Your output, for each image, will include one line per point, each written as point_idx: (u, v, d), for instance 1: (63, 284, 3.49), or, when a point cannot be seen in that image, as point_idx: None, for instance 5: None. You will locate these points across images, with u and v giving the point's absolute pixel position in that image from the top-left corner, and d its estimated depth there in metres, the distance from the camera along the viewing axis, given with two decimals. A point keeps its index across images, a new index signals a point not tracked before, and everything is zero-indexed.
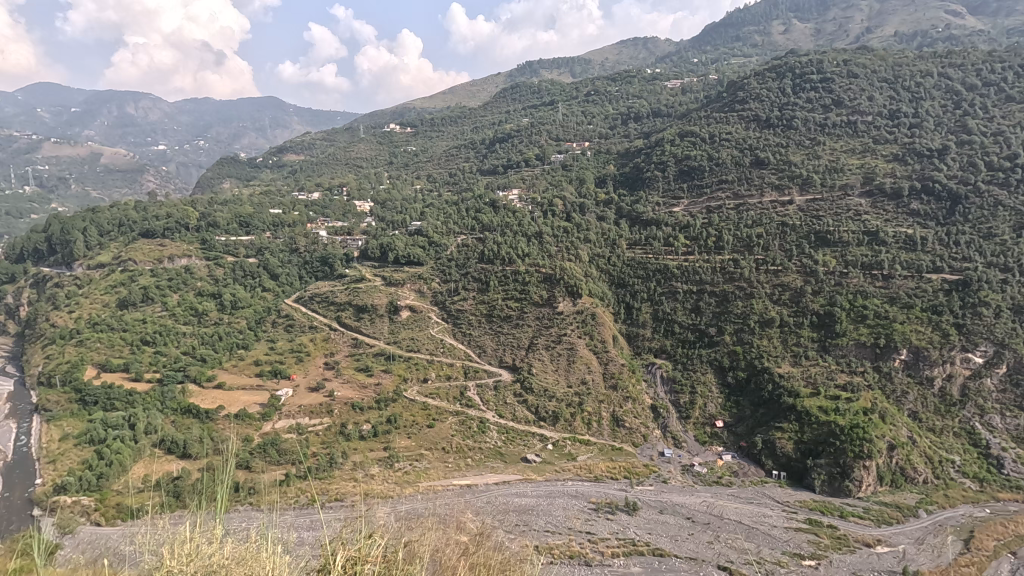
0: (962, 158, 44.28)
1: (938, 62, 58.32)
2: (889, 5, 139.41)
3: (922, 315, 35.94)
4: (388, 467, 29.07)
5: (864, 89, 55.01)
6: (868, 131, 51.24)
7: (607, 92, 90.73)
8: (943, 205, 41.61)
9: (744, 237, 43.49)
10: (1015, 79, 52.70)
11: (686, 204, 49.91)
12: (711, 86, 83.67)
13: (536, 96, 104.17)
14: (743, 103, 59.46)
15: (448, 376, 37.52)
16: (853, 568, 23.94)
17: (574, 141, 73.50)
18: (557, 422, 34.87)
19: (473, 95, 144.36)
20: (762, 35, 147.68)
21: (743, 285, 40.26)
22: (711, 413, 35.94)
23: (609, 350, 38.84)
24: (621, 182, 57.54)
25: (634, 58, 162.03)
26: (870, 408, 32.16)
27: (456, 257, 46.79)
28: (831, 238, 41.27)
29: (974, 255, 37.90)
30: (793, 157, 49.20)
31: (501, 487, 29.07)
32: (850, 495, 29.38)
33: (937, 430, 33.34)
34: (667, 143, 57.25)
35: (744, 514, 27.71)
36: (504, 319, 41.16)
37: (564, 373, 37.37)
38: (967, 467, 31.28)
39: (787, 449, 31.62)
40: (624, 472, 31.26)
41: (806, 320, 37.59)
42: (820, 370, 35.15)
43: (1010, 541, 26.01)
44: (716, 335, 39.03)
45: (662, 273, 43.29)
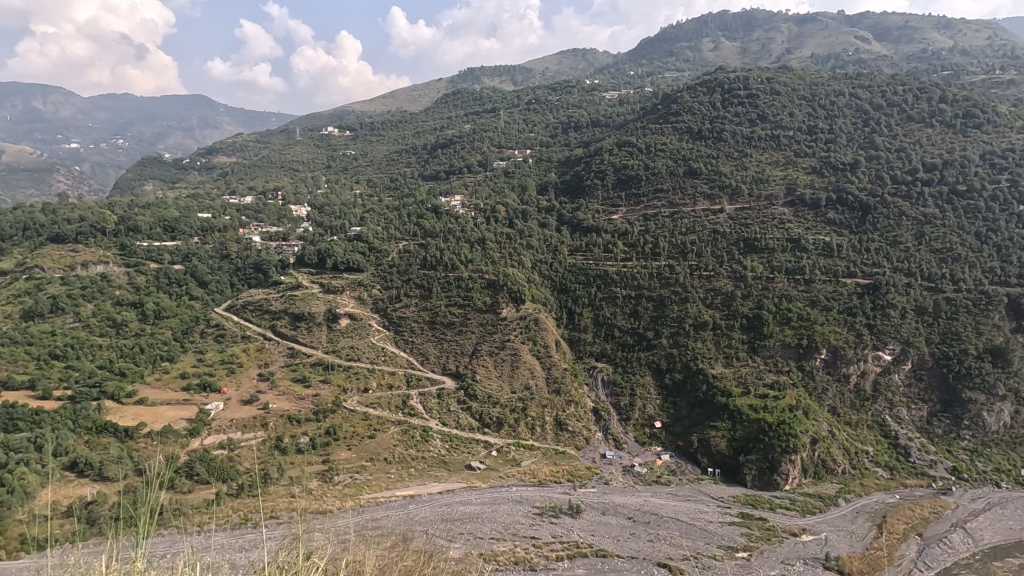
0: (871, 172, 48.20)
1: (850, 82, 63.18)
2: (805, 30, 150.10)
3: (839, 316, 38.68)
4: (327, 481, 28.03)
5: (786, 105, 58.66)
6: (789, 145, 54.66)
7: (548, 101, 92.21)
8: (856, 215, 44.98)
9: (678, 244, 45.24)
10: (914, 101, 58.02)
11: (625, 212, 51.38)
12: (646, 98, 86.86)
13: (479, 102, 104.43)
14: (677, 115, 61.94)
15: (390, 385, 36.77)
16: (781, 557, 25.30)
17: (516, 149, 74.13)
18: (501, 428, 34.86)
19: (415, 99, 143.05)
20: (693, 51, 154.75)
21: (678, 290, 41.93)
22: (650, 415, 37.09)
23: (551, 355, 39.27)
24: (562, 189, 58.46)
25: (574, 69, 165.70)
26: (795, 405, 34.23)
27: (397, 263, 45.98)
28: (758, 244, 43.70)
29: (883, 260, 41.14)
30: (723, 167, 51.68)
31: (445, 497, 28.72)
32: (778, 488, 31.07)
33: (853, 423, 35.83)
34: (606, 152, 58.75)
35: (682, 512, 28.70)
36: (446, 326, 40.76)
37: (508, 379, 37.46)
38: (880, 457, 33.83)
39: (721, 446, 33.08)
40: (567, 476, 31.65)
41: (736, 323, 39.63)
42: (750, 370, 37.07)
43: (917, 523, 28.29)
44: (654, 338, 40.41)
45: (602, 278, 44.34)
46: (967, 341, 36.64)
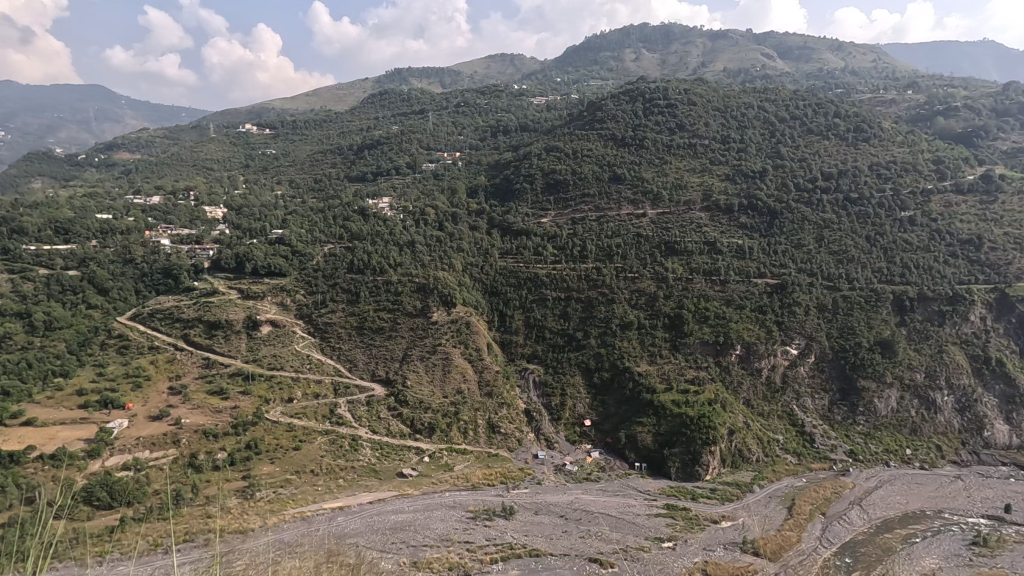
0: (777, 180, 52.02)
1: (758, 96, 67.84)
2: (718, 45, 159.74)
3: (751, 314, 41.44)
4: (247, 498, 26.48)
5: (701, 116, 62.09)
6: (705, 153, 57.83)
7: (477, 104, 92.30)
8: (765, 220, 48.32)
9: (605, 247, 46.70)
10: (812, 115, 63.24)
11: (553, 215, 52.36)
12: (572, 105, 89.09)
13: (406, 103, 102.86)
14: (602, 122, 63.90)
15: (316, 394, 35.29)
16: (703, 544, 26.63)
17: (445, 151, 73.61)
18: (433, 433, 34.38)
19: (339, 98, 138.60)
20: (617, 61, 160.26)
21: (605, 292, 43.29)
22: (580, 414, 37.97)
23: (483, 358, 39.32)
24: (492, 193, 58.64)
25: (502, 73, 166.89)
26: (714, 399, 36.21)
27: (323, 267, 44.34)
28: (678, 247, 45.98)
29: (788, 262, 44.52)
30: (645, 174, 53.91)
31: (376, 507, 27.93)
32: (699, 479, 32.71)
33: (765, 414, 38.36)
34: (534, 157, 59.55)
35: (611, 507, 29.55)
36: (375, 331, 39.72)
37: (439, 384, 37.05)
38: (789, 444, 36.47)
39: (647, 441, 34.39)
40: (500, 478, 31.72)
41: (659, 322, 41.49)
42: (672, 368, 38.89)
43: (822, 503, 30.67)
44: (583, 339, 41.42)
45: (533, 281, 44.96)
46: (860, 334, 40.30)
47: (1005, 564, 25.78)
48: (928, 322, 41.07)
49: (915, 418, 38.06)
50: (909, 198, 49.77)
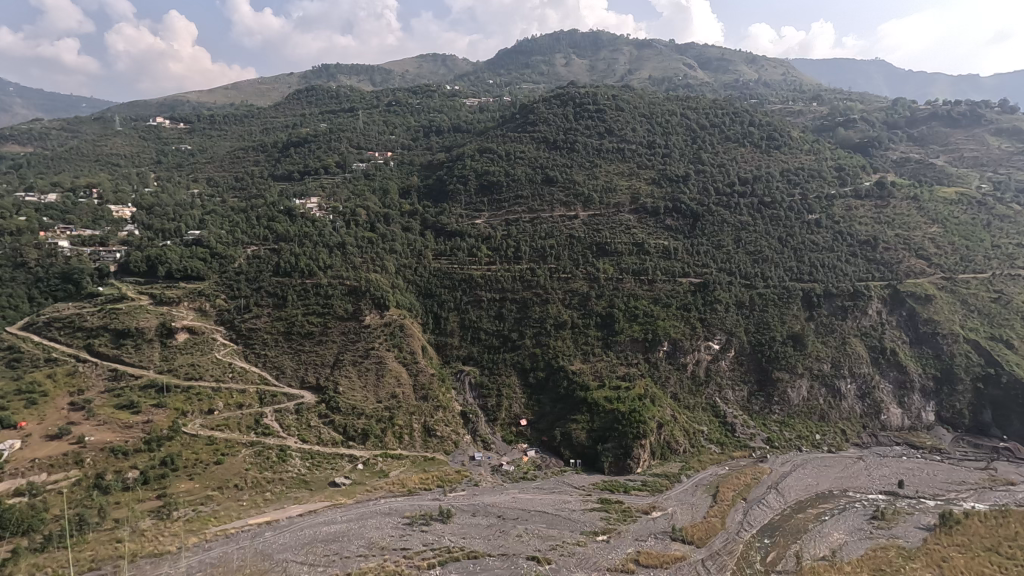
0: (699, 184, 54.82)
1: (681, 104, 71.13)
2: (643, 54, 166.17)
3: (677, 312, 43.37)
4: (162, 518, 24.66)
5: (629, 121, 64.35)
6: (633, 157, 59.92)
7: (408, 104, 90.86)
8: (688, 222, 50.74)
9: (538, 248, 47.33)
10: (730, 124, 67.11)
11: (487, 217, 52.42)
12: (505, 107, 89.70)
13: (335, 100, 99.71)
14: (534, 125, 64.65)
15: (239, 404, 33.42)
16: (635, 535, 27.56)
17: (376, 151, 71.89)
18: (367, 440, 33.48)
19: (262, 93, 132.10)
20: (548, 65, 162.72)
21: (539, 292, 43.95)
22: (516, 413, 38.27)
23: (418, 361, 38.74)
24: (425, 193, 57.85)
25: (434, 74, 165.34)
26: (643, 394, 37.59)
27: (246, 270, 42.12)
28: (608, 248, 47.39)
29: (710, 263, 46.98)
30: (576, 176, 55.13)
31: (306, 519, 26.81)
32: (631, 471, 33.84)
33: (691, 406, 40.23)
34: (468, 158, 59.28)
35: (548, 504, 29.97)
36: (304, 336, 38.13)
37: (373, 389, 36.13)
38: (712, 434, 38.50)
39: (581, 438, 35.19)
40: (437, 482, 31.34)
41: (591, 321, 42.58)
42: (604, 365, 40.03)
43: (743, 489, 32.57)
44: (518, 340, 41.79)
45: (467, 283, 44.83)
46: (774, 329, 43.17)
47: (901, 533, 28.40)
48: (832, 316, 44.50)
49: (823, 405, 41.19)
50: (815, 202, 53.90)
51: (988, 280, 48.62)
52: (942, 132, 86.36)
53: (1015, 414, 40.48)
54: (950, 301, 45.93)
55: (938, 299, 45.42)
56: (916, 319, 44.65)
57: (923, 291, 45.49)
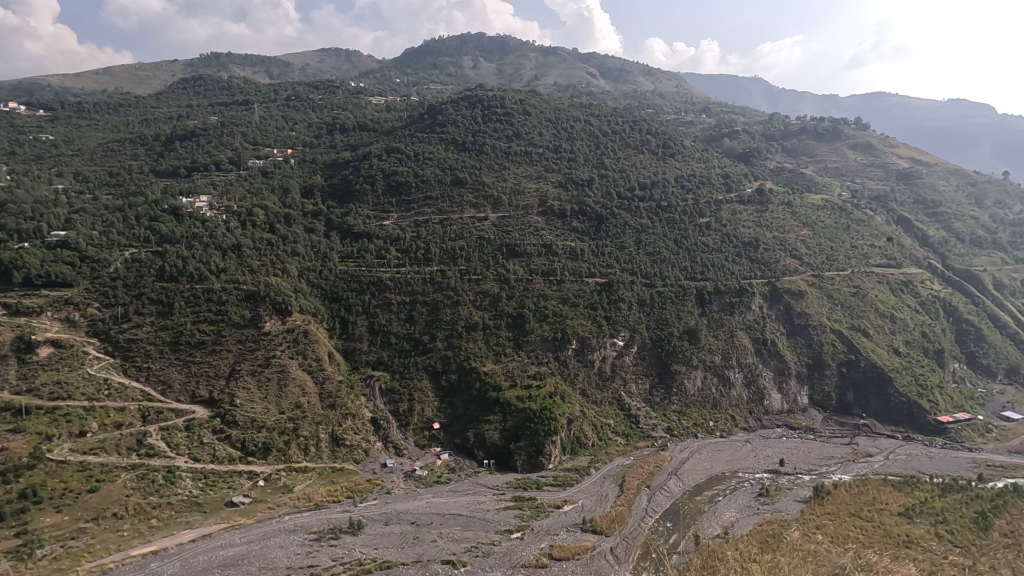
0: (602, 189, 57.37)
1: (584, 110, 73.85)
2: (549, 61, 170.85)
3: (584, 311, 45.03)
4: (23, 559, 21.69)
5: (536, 126, 65.77)
6: (540, 161, 61.36)
7: (309, 99, 86.58)
8: (593, 224, 52.81)
9: (449, 249, 47.04)
10: (630, 132, 70.74)
11: (396, 218, 51.27)
12: (412, 107, 88.30)
13: (226, 92, 92.79)
14: (442, 126, 63.82)
15: (117, 424, 30.09)
16: (548, 529, 28.19)
17: (274, 148, 67.74)
18: (268, 454, 31.47)
19: (139, 81, 119.80)
20: (456, 67, 162.11)
21: (450, 294, 43.76)
22: (429, 417, 37.75)
23: (324, 368, 37.01)
24: (328, 193, 55.36)
25: (337, 69, 159.00)
26: (554, 392, 38.63)
27: (124, 275, 38.02)
28: (518, 250, 48.17)
29: (614, 263, 49.24)
30: (486, 178, 55.43)
31: (198, 545, 24.71)
32: (544, 467, 34.59)
33: (598, 401, 41.88)
34: (374, 157, 57.44)
35: (462, 506, 29.86)
36: (195, 346, 35.08)
37: (275, 400, 34.01)
38: (618, 427, 40.36)
39: (494, 438, 35.46)
40: (346, 493, 30.14)
41: (502, 322, 43.07)
42: (516, 365, 40.65)
43: (647, 478, 34.39)
44: (429, 342, 41.31)
45: (376, 286, 43.63)
46: (672, 325, 46.09)
47: (782, 507, 31.37)
48: (722, 312, 48.25)
49: (715, 394, 44.55)
50: (706, 207, 58.22)
51: (848, 277, 55.07)
52: (810, 145, 96.70)
53: (871, 394, 46.19)
54: (819, 295, 51.47)
55: (809, 295, 50.79)
56: (792, 312, 49.55)
57: (796, 288, 50.62)
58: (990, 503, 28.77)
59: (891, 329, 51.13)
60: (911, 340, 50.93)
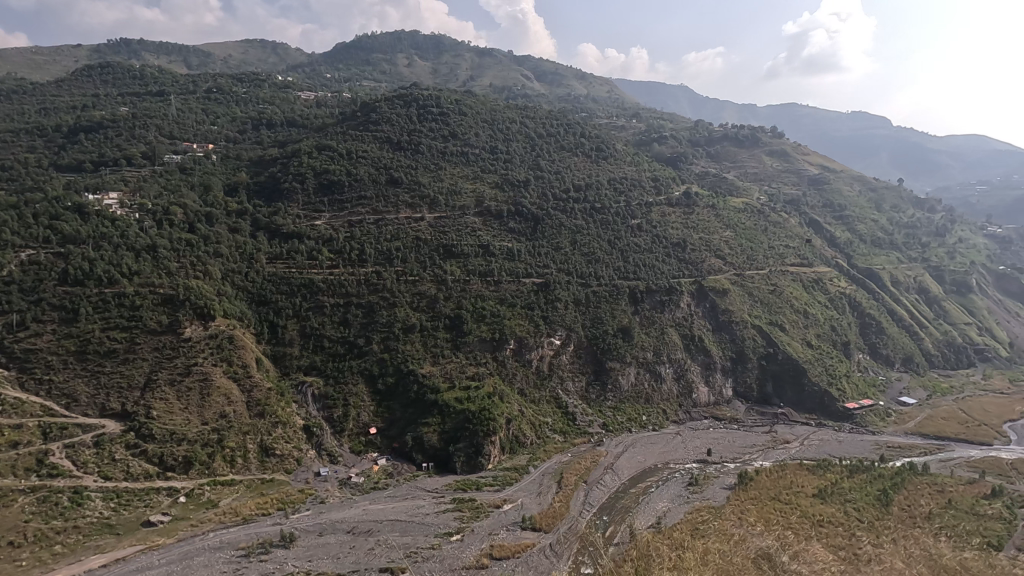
0: (538, 190, 58.16)
1: (520, 112, 74.51)
2: (484, 62, 171.27)
3: (521, 312, 45.50)
4: None
5: (472, 127, 65.65)
6: (477, 161, 61.36)
7: (232, 92, 82.08)
8: (529, 225, 53.37)
9: (384, 250, 46.07)
10: (564, 135, 72.11)
11: (328, 217, 49.58)
12: (344, 104, 85.80)
13: (138, 81, 86.22)
14: (376, 124, 62.20)
15: (14, 443, 27.32)
16: (488, 529, 28.21)
17: (194, 143, 63.71)
18: (190, 468, 29.60)
19: (34, 66, 108.88)
20: (389, 64, 158.93)
21: (386, 296, 42.89)
22: (365, 422, 36.83)
23: (252, 374, 35.19)
24: (255, 191, 52.65)
25: (262, 62, 151.74)
26: (493, 392, 38.74)
27: (19, 279, 34.41)
28: (455, 250, 47.92)
29: (550, 264, 50.12)
30: (421, 178, 54.70)
31: (111, 571, 22.89)
32: (483, 468, 34.60)
33: (536, 400, 42.45)
34: (304, 154, 55.22)
35: (400, 511, 29.32)
36: (104, 356, 32.37)
37: (197, 410, 31.96)
38: (556, 424, 41.10)
39: (433, 440, 35.11)
40: (277, 505, 28.82)
41: (440, 323, 42.71)
42: (454, 367, 40.47)
43: (585, 473, 35.15)
44: (365, 345, 40.26)
45: (307, 288, 42.09)
46: (606, 323, 47.43)
47: (711, 495, 32.96)
48: (653, 310, 50.17)
49: (647, 389, 46.22)
50: (637, 209, 60.43)
51: (766, 275, 58.78)
52: (731, 151, 102.40)
53: (788, 384, 49.49)
54: (741, 293, 54.55)
55: (732, 293, 53.74)
56: (717, 309, 52.23)
57: (721, 286, 53.44)
58: (891, 481, 31.63)
59: (804, 324, 55.02)
60: (822, 333, 55.06)
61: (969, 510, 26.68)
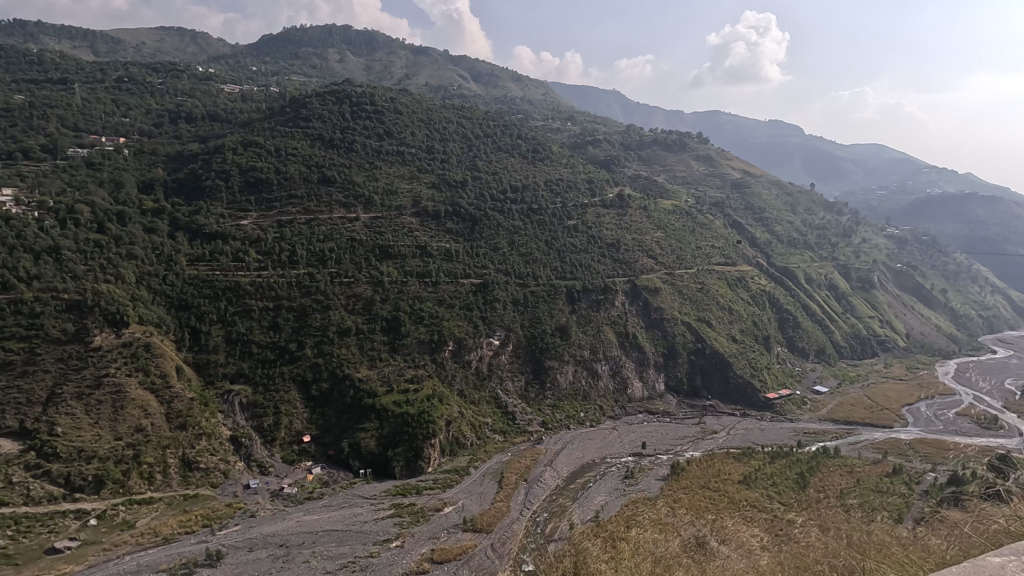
0: (475, 191, 58.17)
1: (457, 112, 74.15)
2: (419, 61, 169.42)
3: (460, 312, 45.39)
4: None
5: (408, 125, 64.63)
6: (413, 161, 60.52)
7: (146, 82, 76.56)
8: (467, 226, 53.27)
9: (316, 250, 44.47)
10: (500, 137, 72.51)
11: (255, 217, 47.25)
12: (271, 99, 82.23)
13: (34, 65, 78.50)
14: (307, 120, 59.92)
15: None
16: (428, 533, 27.85)
17: (102, 136, 58.82)
18: (102, 488, 27.33)
19: None
20: (320, 58, 153.55)
21: (319, 298, 41.45)
22: (298, 430, 35.44)
23: (172, 384, 32.96)
24: (173, 189, 49.32)
25: (180, 52, 142.53)
26: (432, 394, 38.31)
27: None
28: (391, 251, 46.96)
29: (488, 265, 50.36)
30: (355, 177, 53.22)
31: None
32: (423, 471, 34.15)
33: (475, 401, 42.39)
34: (228, 150, 52.34)
35: (337, 521, 28.41)
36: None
37: (109, 425, 29.48)
38: (496, 425, 41.23)
39: (370, 446, 34.28)
40: (202, 521, 27.14)
41: (376, 326, 41.81)
42: (391, 370, 39.75)
43: (525, 471, 35.43)
44: (297, 350, 38.70)
45: (233, 291, 39.98)
46: (544, 323, 48.18)
47: (646, 486, 34.08)
48: (589, 309, 51.42)
49: (585, 386, 47.27)
50: (573, 210, 61.84)
51: (695, 274, 61.58)
52: (661, 155, 106.54)
53: (715, 377, 52.07)
54: (671, 291, 56.86)
55: (663, 291, 55.93)
56: (649, 307, 54.21)
57: (653, 285, 55.51)
58: (807, 465, 33.98)
59: (729, 319, 58.05)
60: (745, 328, 58.34)
61: (874, 488, 29.08)
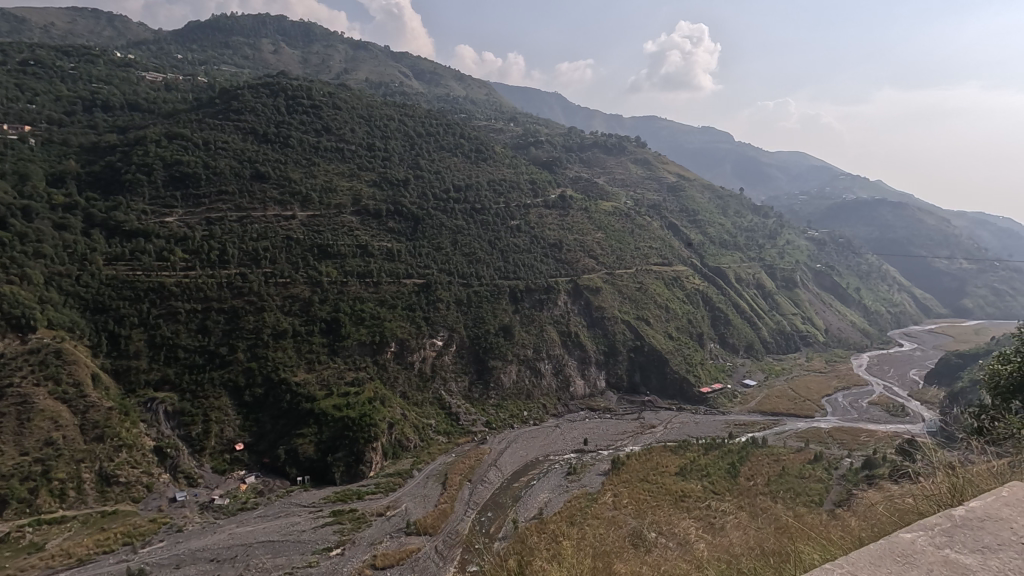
0: (418, 189, 57.45)
1: (399, 108, 72.92)
2: (359, 56, 165.71)
3: (402, 313, 44.73)
4: None
5: (347, 121, 62.92)
6: (352, 158, 59.03)
7: (56, 67, 70.49)
8: (409, 226, 52.62)
9: (249, 249, 42.44)
10: (442, 136, 72.03)
11: (181, 214, 44.58)
12: (199, 89, 78.01)
13: None
14: (238, 113, 57.14)
15: None
16: (370, 539, 27.19)
17: (4, 123, 53.49)
18: (5, 509, 24.80)
19: None
20: (253, 48, 146.85)
21: (253, 300, 39.67)
22: (230, 438, 33.87)
23: (87, 393, 30.52)
24: (88, 183, 45.64)
25: (95, 35, 132.11)
26: (373, 397, 37.54)
27: None
28: (331, 251, 45.58)
29: (430, 265, 49.92)
30: (292, 174, 51.21)
31: None
32: (364, 476, 33.41)
33: (418, 402, 41.96)
34: (150, 142, 48.94)
35: (272, 531, 27.24)
36: None
37: (13, 439, 26.74)
38: (440, 426, 40.93)
39: (309, 452, 33.17)
40: (122, 539, 25.34)
41: (315, 327, 40.48)
42: (331, 373, 38.72)
43: (469, 472, 35.28)
44: (228, 355, 36.78)
45: (157, 293, 37.53)
46: (487, 323, 48.30)
47: (587, 481, 34.77)
48: (532, 309, 52.05)
49: (528, 385, 47.69)
50: (515, 211, 62.37)
51: (634, 274, 63.43)
52: (601, 158, 109.12)
53: (653, 373, 53.92)
54: (612, 291, 58.30)
55: (604, 290, 57.31)
56: (590, 306, 55.42)
57: (594, 285, 56.80)
58: (737, 455, 35.78)
59: (666, 317, 60.17)
60: (681, 325, 60.68)
61: (797, 474, 31.05)
